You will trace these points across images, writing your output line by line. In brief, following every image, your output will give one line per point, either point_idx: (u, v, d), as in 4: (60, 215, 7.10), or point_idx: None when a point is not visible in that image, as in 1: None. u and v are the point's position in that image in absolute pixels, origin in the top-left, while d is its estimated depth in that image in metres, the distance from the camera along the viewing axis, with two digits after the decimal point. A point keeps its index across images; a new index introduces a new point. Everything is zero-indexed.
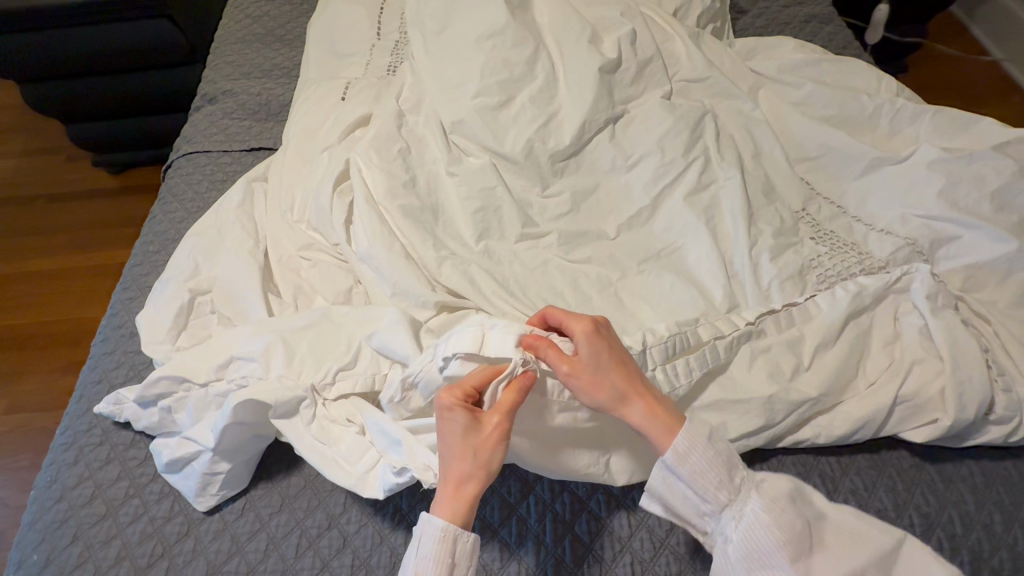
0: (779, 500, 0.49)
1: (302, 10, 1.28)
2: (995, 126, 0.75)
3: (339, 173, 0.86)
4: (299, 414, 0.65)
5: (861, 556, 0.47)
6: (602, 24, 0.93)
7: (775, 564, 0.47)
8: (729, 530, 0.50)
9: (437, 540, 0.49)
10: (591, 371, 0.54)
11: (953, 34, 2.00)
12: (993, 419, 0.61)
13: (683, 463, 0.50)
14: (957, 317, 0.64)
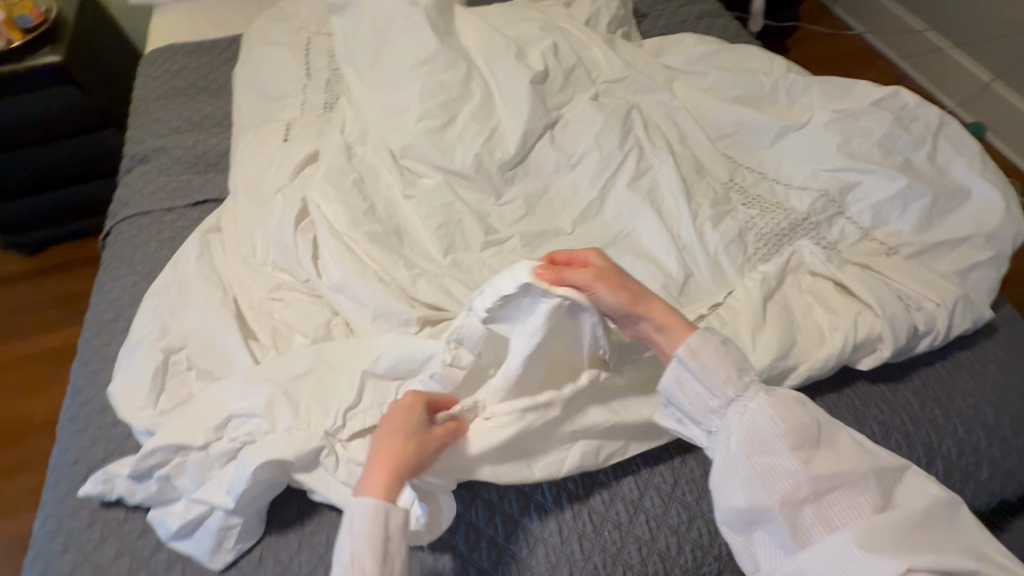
0: (787, 398, 0.58)
1: (222, 59, 1.27)
2: (868, 87, 0.88)
3: (298, 212, 0.87)
4: (320, 463, 0.65)
5: (861, 459, 0.54)
6: (525, 40, 1.00)
7: (775, 451, 0.55)
8: (733, 421, 0.58)
9: (371, 520, 0.52)
10: (615, 280, 0.63)
11: (820, 14, 2.26)
12: (923, 331, 0.70)
13: (695, 358, 0.59)
14: (853, 266, 0.75)
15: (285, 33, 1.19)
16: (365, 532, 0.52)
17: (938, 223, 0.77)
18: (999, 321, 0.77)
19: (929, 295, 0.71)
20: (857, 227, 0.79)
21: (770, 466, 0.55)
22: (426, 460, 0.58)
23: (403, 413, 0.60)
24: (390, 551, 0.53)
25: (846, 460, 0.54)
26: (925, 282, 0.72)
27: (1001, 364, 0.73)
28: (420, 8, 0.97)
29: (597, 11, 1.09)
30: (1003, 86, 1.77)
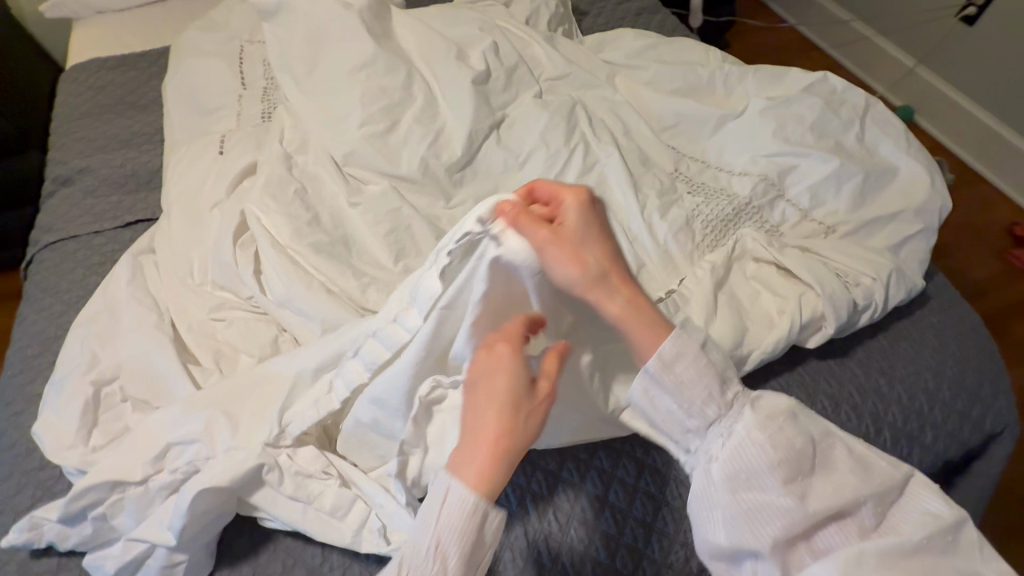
0: (776, 417, 0.57)
1: (151, 73, 1.21)
2: (800, 73, 0.91)
3: (236, 228, 0.83)
4: (266, 480, 0.61)
5: (856, 481, 0.54)
6: (465, 41, 0.99)
7: (760, 478, 0.55)
8: (717, 444, 0.57)
9: (468, 514, 0.46)
10: (575, 241, 0.56)
11: (757, 9, 2.35)
12: (862, 308, 0.72)
13: (669, 373, 0.56)
14: (792, 250, 0.76)
15: (217, 42, 1.13)
16: (455, 524, 0.46)
17: (870, 200, 0.80)
18: (933, 290, 0.81)
19: (864, 267, 0.73)
20: (797, 209, 0.82)
21: (756, 496, 0.54)
22: (528, 435, 0.50)
23: (504, 369, 0.51)
24: (483, 544, 0.47)
25: (840, 483, 0.54)
26: (860, 255, 0.75)
27: (936, 331, 0.77)
28: (354, 12, 0.94)
29: (536, 11, 1.09)
30: (926, 71, 1.87)
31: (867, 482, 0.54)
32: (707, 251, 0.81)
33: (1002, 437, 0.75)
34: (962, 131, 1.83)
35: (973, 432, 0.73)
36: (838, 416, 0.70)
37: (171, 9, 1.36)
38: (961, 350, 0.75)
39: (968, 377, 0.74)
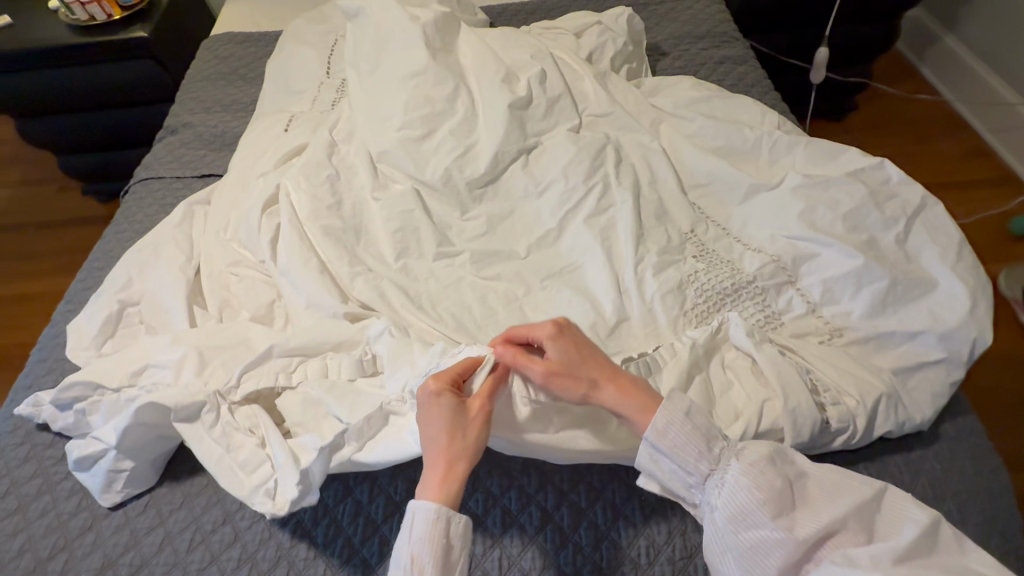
0: (757, 462, 0.55)
1: (264, 51, 1.39)
2: (857, 155, 0.82)
3: (269, 197, 0.93)
4: (200, 418, 0.70)
5: (839, 504, 0.52)
6: (516, 66, 1.02)
7: (757, 521, 0.52)
8: (713, 497, 0.56)
9: (429, 525, 0.53)
10: (565, 366, 0.61)
11: (899, 72, 2.11)
12: (833, 429, 0.64)
13: (664, 439, 0.57)
14: (774, 348, 0.69)
15: (318, 33, 1.28)
16: (426, 540, 0.53)
17: (893, 311, 0.70)
18: (948, 431, 0.69)
19: (847, 386, 0.65)
20: (806, 301, 0.75)
21: (757, 539, 0.52)
22: (473, 448, 0.57)
23: (433, 403, 0.59)
24: (453, 548, 0.54)
25: (824, 509, 0.52)
26: (846, 374, 0.67)
27: (935, 479, 0.66)
28: (419, 25, 1.02)
29: (602, 46, 1.10)
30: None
31: (846, 504, 0.51)
32: (692, 320, 0.76)
33: None
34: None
35: None
36: None
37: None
38: (959, 511, 0.64)
39: None
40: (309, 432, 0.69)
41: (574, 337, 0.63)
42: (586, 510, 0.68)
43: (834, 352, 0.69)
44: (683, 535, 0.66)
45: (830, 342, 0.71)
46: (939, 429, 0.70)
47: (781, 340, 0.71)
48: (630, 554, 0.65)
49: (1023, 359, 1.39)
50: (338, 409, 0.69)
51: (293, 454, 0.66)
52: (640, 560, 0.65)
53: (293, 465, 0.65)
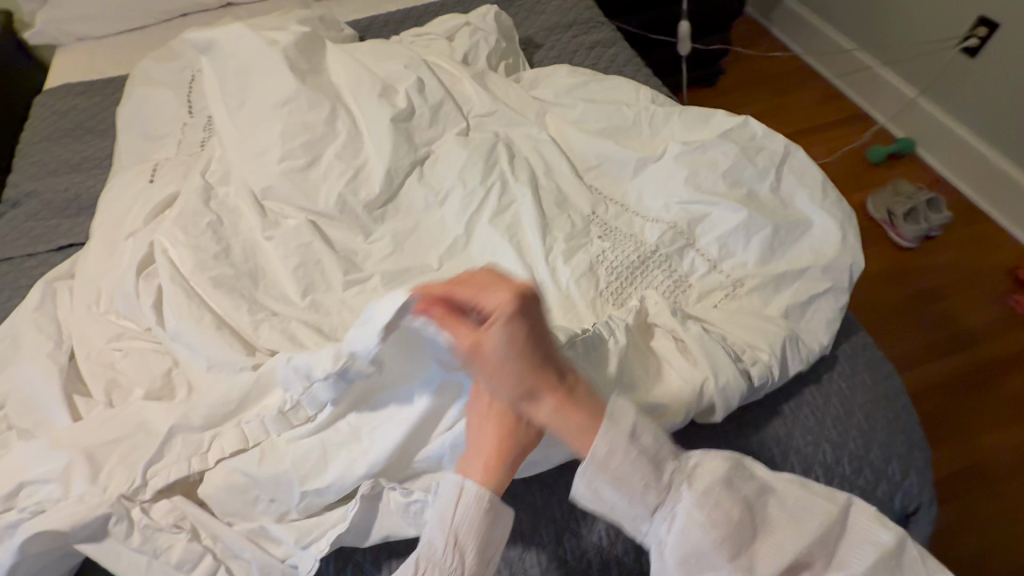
0: (713, 491, 0.56)
1: (113, 98, 1.25)
2: (724, 117, 0.88)
3: (143, 258, 0.84)
4: (110, 532, 0.61)
5: (803, 533, 0.56)
6: (391, 77, 1.00)
7: (708, 560, 0.55)
8: (663, 531, 0.57)
9: (475, 509, 0.57)
10: (512, 350, 0.57)
11: (755, 34, 2.30)
12: (758, 386, 0.68)
13: (604, 470, 0.57)
14: (697, 326, 0.71)
15: (169, 72, 1.17)
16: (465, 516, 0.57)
17: (781, 254, 0.76)
18: (846, 351, 0.76)
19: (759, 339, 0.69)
20: (706, 259, 0.78)
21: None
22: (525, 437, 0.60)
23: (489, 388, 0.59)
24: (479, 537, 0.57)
25: (784, 538, 0.56)
26: (761, 332, 0.70)
27: (844, 398, 0.72)
28: (278, 49, 0.96)
29: (475, 45, 1.10)
30: (928, 102, 1.78)
31: (806, 530, 0.56)
32: (610, 301, 0.78)
33: (917, 517, 0.69)
34: (964, 165, 1.72)
35: (878, 511, 0.68)
36: None
37: (145, 37, 1.42)
38: (867, 421, 0.71)
39: (873, 451, 0.69)
40: (251, 515, 0.64)
41: (530, 317, 0.56)
42: (545, 509, 0.67)
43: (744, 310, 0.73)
44: None
45: (734, 294, 0.76)
46: (838, 351, 0.76)
47: (692, 311, 0.75)
48: (593, 541, 0.66)
49: (891, 271, 1.59)
50: (274, 491, 0.63)
51: (255, 541, 0.63)
52: (603, 544, 0.66)
53: (264, 553, 0.62)
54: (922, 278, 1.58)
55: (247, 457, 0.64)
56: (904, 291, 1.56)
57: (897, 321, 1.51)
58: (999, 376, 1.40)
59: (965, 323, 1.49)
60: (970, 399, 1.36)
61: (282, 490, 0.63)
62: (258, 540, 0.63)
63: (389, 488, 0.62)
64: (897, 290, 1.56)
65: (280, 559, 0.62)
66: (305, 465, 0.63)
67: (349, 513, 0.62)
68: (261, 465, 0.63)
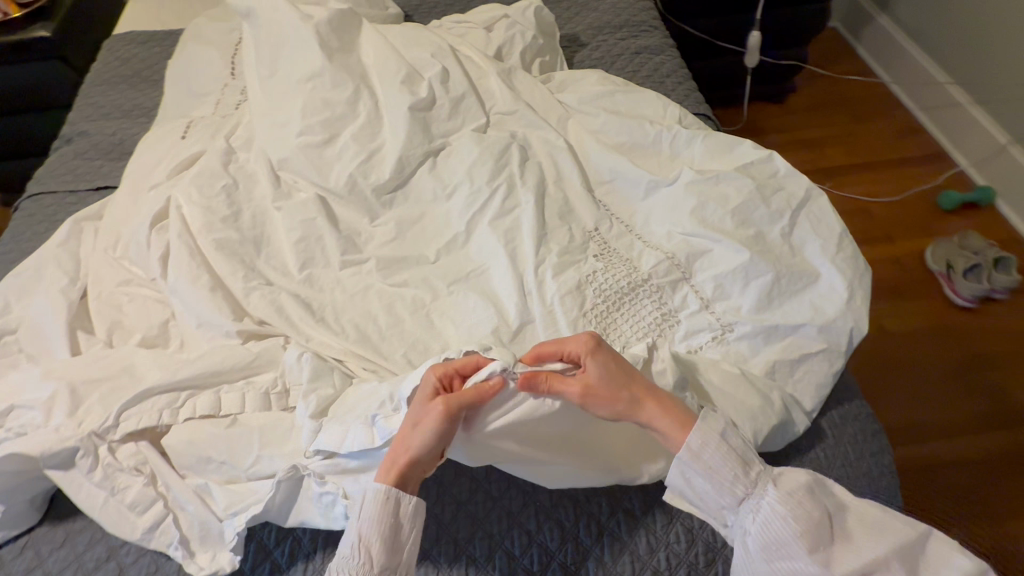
0: (797, 491, 0.55)
1: (170, 51, 1.31)
2: (749, 149, 0.83)
3: (159, 211, 0.89)
4: (76, 464, 0.67)
5: (882, 544, 0.52)
6: (419, 64, 1.00)
7: (793, 553, 0.53)
8: (747, 523, 0.55)
9: (377, 503, 0.56)
10: (606, 384, 0.59)
11: (836, 50, 2.12)
12: None
13: (698, 460, 0.56)
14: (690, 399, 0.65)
15: (220, 32, 1.22)
16: (374, 519, 0.56)
17: (778, 305, 0.72)
18: (833, 420, 0.72)
19: (744, 412, 0.65)
20: (699, 297, 0.75)
21: (790, 570, 0.53)
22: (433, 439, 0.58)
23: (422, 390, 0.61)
24: (395, 534, 0.56)
25: (867, 546, 0.52)
26: (761, 414, 0.65)
27: (818, 468, 0.68)
28: (311, 24, 0.98)
29: (510, 41, 1.09)
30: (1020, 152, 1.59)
31: (892, 544, 0.52)
32: (591, 321, 0.75)
33: None
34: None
35: None
36: (669, 535, 0.65)
37: None
38: None
39: None
40: (205, 473, 0.69)
41: (612, 358, 0.61)
42: (482, 521, 0.66)
43: (734, 370, 0.69)
44: (575, 540, 0.65)
45: (720, 340, 0.72)
46: (823, 417, 0.72)
47: (688, 364, 0.69)
48: (523, 563, 0.64)
49: (935, 331, 1.47)
50: (233, 455, 0.68)
51: (200, 498, 0.67)
52: (533, 568, 0.64)
53: (207, 509, 0.66)
54: (955, 344, 1.44)
55: (216, 422, 0.70)
56: (914, 357, 1.43)
57: (899, 385, 1.39)
58: (1015, 468, 1.26)
59: (977, 406, 1.35)
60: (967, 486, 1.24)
61: (238, 455, 0.68)
62: (204, 496, 0.68)
63: (309, 475, 0.65)
64: (906, 353, 1.44)
65: (217, 520, 0.66)
66: (274, 431, 0.69)
67: (267, 493, 0.64)
68: (229, 430, 0.69)
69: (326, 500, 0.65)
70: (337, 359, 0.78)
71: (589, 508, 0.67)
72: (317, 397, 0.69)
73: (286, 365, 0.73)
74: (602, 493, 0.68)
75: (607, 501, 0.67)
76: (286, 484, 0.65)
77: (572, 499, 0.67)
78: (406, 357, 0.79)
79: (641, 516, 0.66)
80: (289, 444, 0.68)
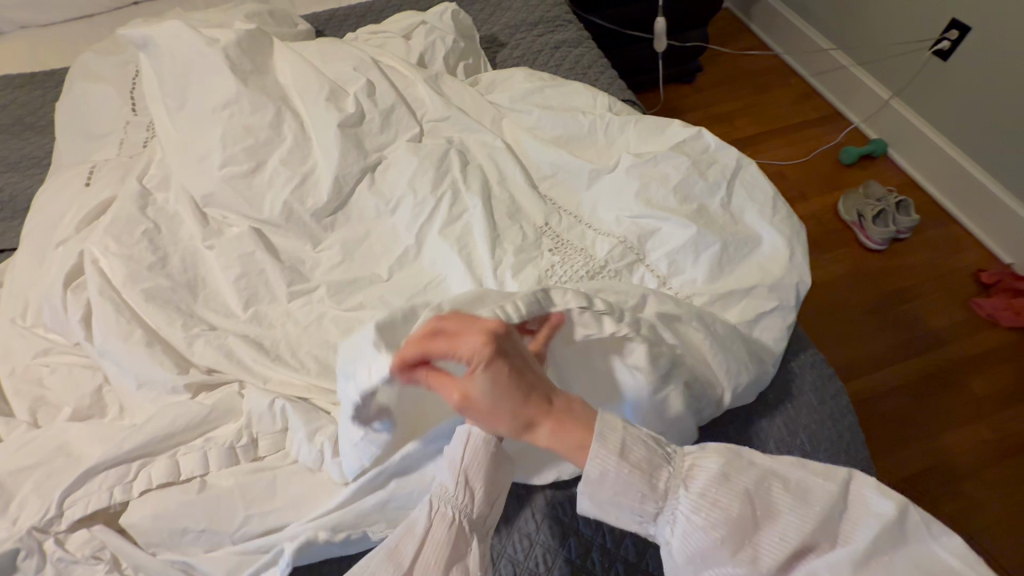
0: (711, 490, 0.50)
1: (56, 92, 1.19)
2: (679, 128, 0.87)
3: (72, 269, 0.80)
4: (21, 568, 0.62)
5: (806, 518, 0.48)
6: (341, 80, 0.97)
7: (719, 559, 0.49)
8: (669, 533, 0.51)
9: (500, 438, 0.51)
10: (530, 343, 0.52)
11: (735, 27, 2.25)
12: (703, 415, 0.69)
13: (600, 490, 0.51)
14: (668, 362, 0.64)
15: (112, 66, 1.12)
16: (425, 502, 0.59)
17: (729, 271, 0.76)
18: (793, 371, 0.76)
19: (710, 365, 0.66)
20: (655, 275, 0.78)
21: (720, 574, 0.49)
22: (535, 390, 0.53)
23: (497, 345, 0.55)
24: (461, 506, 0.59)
25: (790, 524, 0.49)
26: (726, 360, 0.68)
27: (786, 418, 0.73)
28: (218, 47, 0.92)
29: (432, 47, 1.08)
30: (901, 104, 1.75)
31: (812, 514, 0.48)
32: None
33: None
34: (937, 168, 1.70)
35: None
36: None
37: (93, 26, 1.35)
38: (809, 442, 0.71)
39: None
40: (177, 547, 0.63)
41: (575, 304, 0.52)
42: None
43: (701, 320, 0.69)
44: (577, 532, 0.66)
45: None
46: (785, 370, 0.76)
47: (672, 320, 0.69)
48: (529, 567, 0.64)
49: (858, 276, 1.60)
50: (213, 520, 0.63)
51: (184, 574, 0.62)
52: (539, 569, 0.64)
53: None
54: (877, 283, 1.58)
55: (183, 488, 0.64)
56: (843, 301, 1.55)
57: (835, 331, 1.50)
58: (939, 386, 1.41)
59: (901, 337, 1.49)
60: (902, 411, 1.37)
61: (221, 519, 0.63)
62: (187, 570, 0.63)
63: (314, 535, 0.62)
64: (838, 300, 1.56)
65: None
66: (251, 487, 0.65)
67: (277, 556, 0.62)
68: (201, 495, 0.64)
69: (360, 521, 0.64)
70: (302, 398, 0.74)
71: None
72: (325, 436, 0.66)
73: (252, 413, 0.69)
74: None
75: None
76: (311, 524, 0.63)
77: (568, 493, 0.68)
78: None
79: None
80: (277, 494, 0.65)
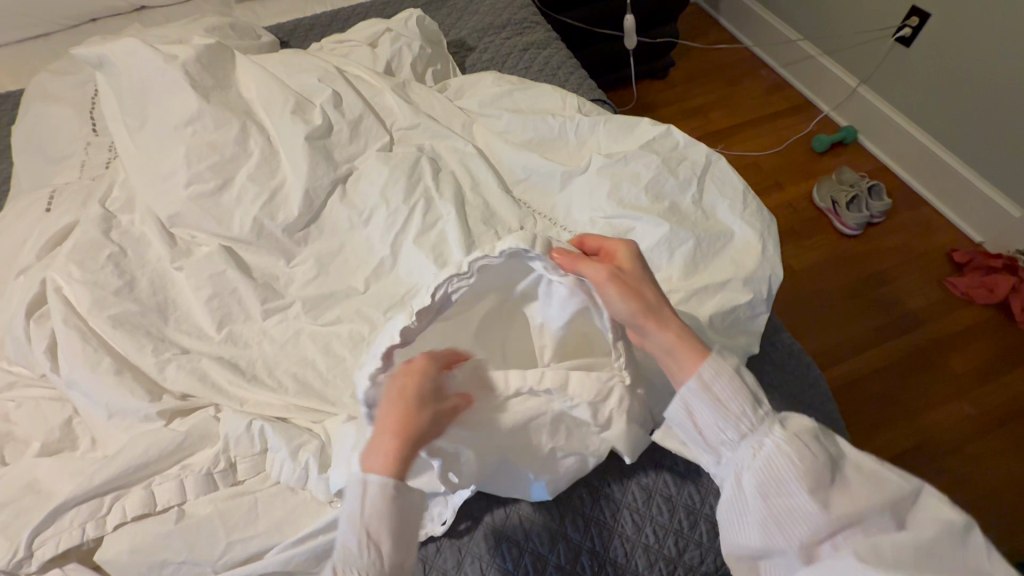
0: (802, 434, 0.51)
1: (11, 116, 1.15)
2: (648, 126, 0.88)
3: (33, 298, 0.77)
4: None
5: (878, 495, 0.47)
6: (307, 91, 0.95)
7: (791, 492, 0.48)
8: (747, 458, 0.51)
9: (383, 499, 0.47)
10: (630, 281, 0.55)
11: (703, 21, 2.28)
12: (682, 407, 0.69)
13: (706, 390, 0.51)
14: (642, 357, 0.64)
15: (68, 86, 1.09)
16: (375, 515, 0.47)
17: (704, 266, 0.76)
18: (771, 362, 0.77)
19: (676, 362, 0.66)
20: None
21: (786, 507, 0.48)
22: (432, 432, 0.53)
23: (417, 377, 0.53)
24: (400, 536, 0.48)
25: (863, 494, 0.48)
26: None
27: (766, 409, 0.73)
28: (176, 64, 0.90)
29: (398, 55, 1.07)
30: (869, 91, 1.78)
31: (885, 494, 0.47)
32: None
33: None
34: (905, 152, 1.73)
35: None
36: (651, 507, 0.68)
37: (48, 46, 1.31)
38: None
39: None
40: None
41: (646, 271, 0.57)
42: (469, 546, 0.65)
43: None
44: (565, 538, 0.66)
45: None
46: (763, 362, 0.77)
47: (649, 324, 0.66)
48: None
49: (834, 262, 1.62)
50: (192, 550, 0.61)
51: None
52: None
53: None
54: (853, 269, 1.61)
55: (160, 519, 0.63)
56: (821, 287, 1.58)
57: (815, 317, 1.52)
58: (917, 366, 1.44)
59: (879, 320, 1.51)
60: (881, 393, 1.40)
61: (201, 548, 0.61)
62: None
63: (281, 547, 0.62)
64: (817, 287, 1.58)
65: None
66: (232, 513, 0.63)
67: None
68: (179, 525, 0.62)
69: None
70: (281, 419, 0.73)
71: (573, 501, 0.68)
72: (310, 454, 0.65)
73: (229, 437, 0.67)
74: (582, 485, 0.69)
75: (589, 492, 0.68)
76: (294, 550, 0.62)
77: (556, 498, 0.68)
78: (354, 397, 0.74)
79: (623, 497, 0.68)
80: (258, 520, 0.64)
